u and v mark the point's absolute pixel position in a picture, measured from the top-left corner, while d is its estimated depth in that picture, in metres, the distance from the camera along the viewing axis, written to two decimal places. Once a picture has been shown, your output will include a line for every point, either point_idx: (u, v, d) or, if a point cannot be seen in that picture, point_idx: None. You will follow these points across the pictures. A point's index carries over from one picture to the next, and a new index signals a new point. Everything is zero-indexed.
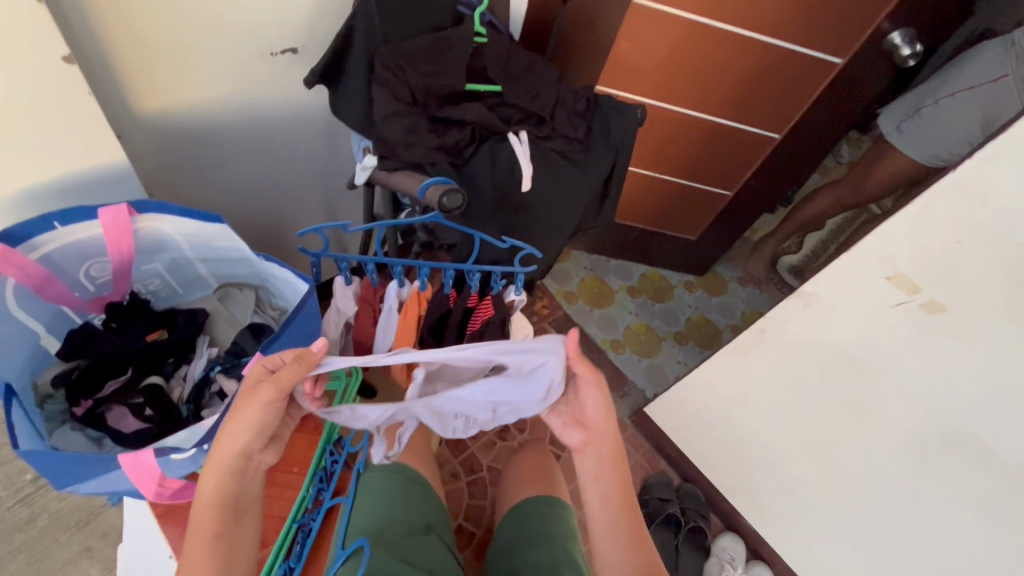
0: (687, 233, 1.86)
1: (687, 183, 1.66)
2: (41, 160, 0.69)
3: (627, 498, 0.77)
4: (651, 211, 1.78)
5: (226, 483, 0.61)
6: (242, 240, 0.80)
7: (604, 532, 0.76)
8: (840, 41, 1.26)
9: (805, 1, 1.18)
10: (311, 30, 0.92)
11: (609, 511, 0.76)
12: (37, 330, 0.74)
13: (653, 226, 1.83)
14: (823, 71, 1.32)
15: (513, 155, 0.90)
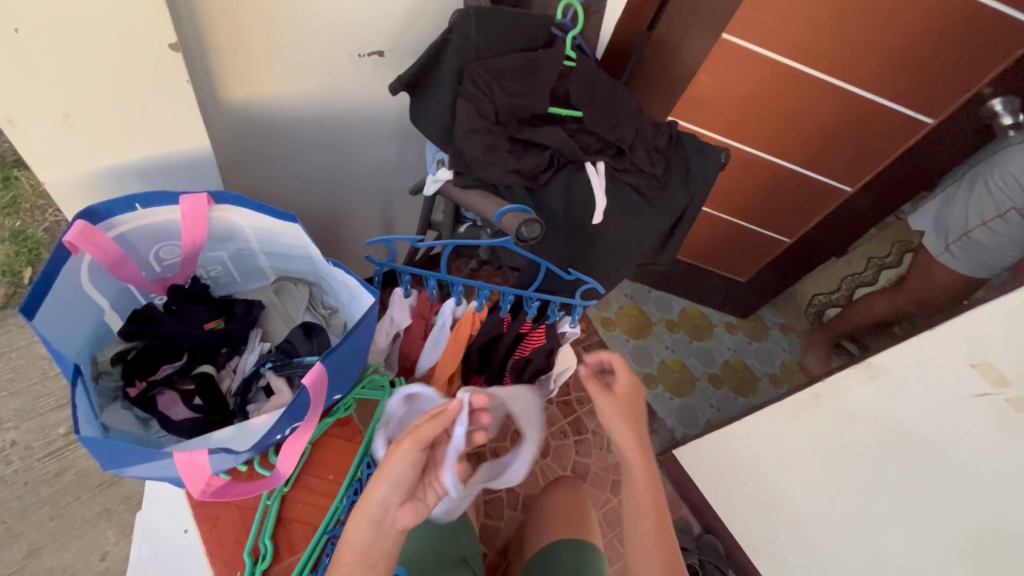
0: (736, 273, 1.81)
1: (745, 224, 1.61)
2: (131, 140, 0.70)
3: (665, 527, 0.70)
4: (703, 249, 1.73)
5: (370, 532, 0.61)
6: (311, 241, 0.80)
7: (639, 559, 0.68)
8: (935, 101, 1.21)
9: (904, 56, 1.14)
10: (401, 36, 0.92)
11: (643, 535, 0.70)
12: (104, 306, 0.74)
13: (702, 263, 1.78)
14: (909, 132, 1.27)
15: (589, 186, 0.87)
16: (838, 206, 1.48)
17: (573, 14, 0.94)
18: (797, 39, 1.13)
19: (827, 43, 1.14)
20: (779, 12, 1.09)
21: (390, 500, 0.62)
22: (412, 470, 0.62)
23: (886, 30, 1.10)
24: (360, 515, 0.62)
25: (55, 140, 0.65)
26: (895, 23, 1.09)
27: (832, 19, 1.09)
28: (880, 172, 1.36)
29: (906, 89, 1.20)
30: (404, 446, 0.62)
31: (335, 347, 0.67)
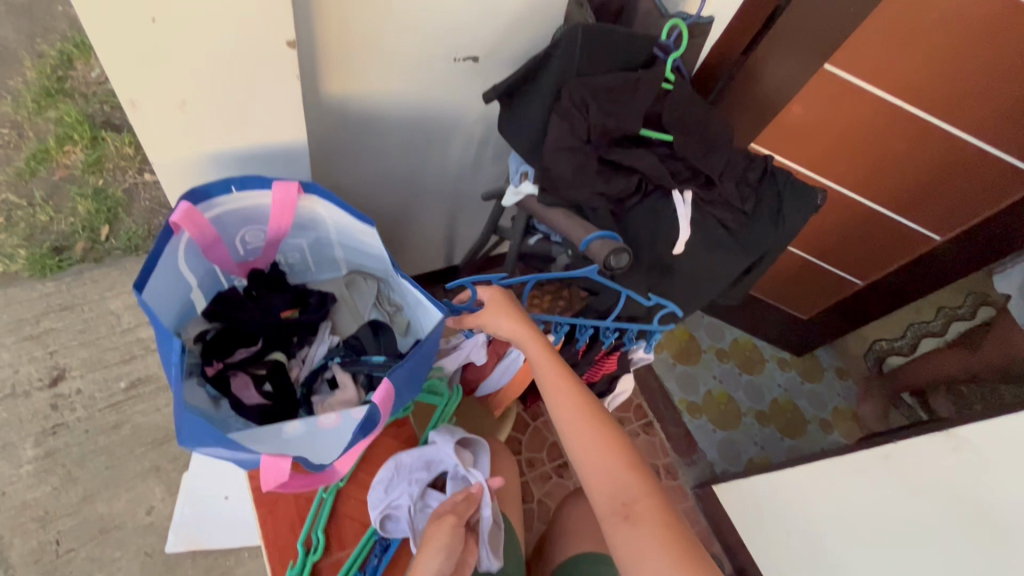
0: (798, 309, 1.74)
1: (816, 260, 1.54)
2: (236, 130, 0.71)
3: (600, 420, 0.75)
4: (766, 281, 1.66)
5: None
6: (390, 242, 0.80)
7: (587, 461, 0.73)
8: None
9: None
10: (498, 43, 0.91)
11: (586, 438, 0.74)
12: (192, 285, 0.77)
13: (763, 295, 1.72)
14: (1015, 186, 1.18)
15: (675, 216, 0.84)
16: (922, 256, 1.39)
17: (677, 36, 0.90)
18: (906, 76, 1.07)
19: (940, 84, 1.07)
20: (891, 46, 1.04)
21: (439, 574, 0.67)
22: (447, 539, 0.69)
23: (1010, 76, 1.02)
24: None
25: (168, 123, 0.67)
26: (1020, 68, 1.00)
27: (951, 61, 1.03)
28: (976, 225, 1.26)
29: (1019, 141, 1.11)
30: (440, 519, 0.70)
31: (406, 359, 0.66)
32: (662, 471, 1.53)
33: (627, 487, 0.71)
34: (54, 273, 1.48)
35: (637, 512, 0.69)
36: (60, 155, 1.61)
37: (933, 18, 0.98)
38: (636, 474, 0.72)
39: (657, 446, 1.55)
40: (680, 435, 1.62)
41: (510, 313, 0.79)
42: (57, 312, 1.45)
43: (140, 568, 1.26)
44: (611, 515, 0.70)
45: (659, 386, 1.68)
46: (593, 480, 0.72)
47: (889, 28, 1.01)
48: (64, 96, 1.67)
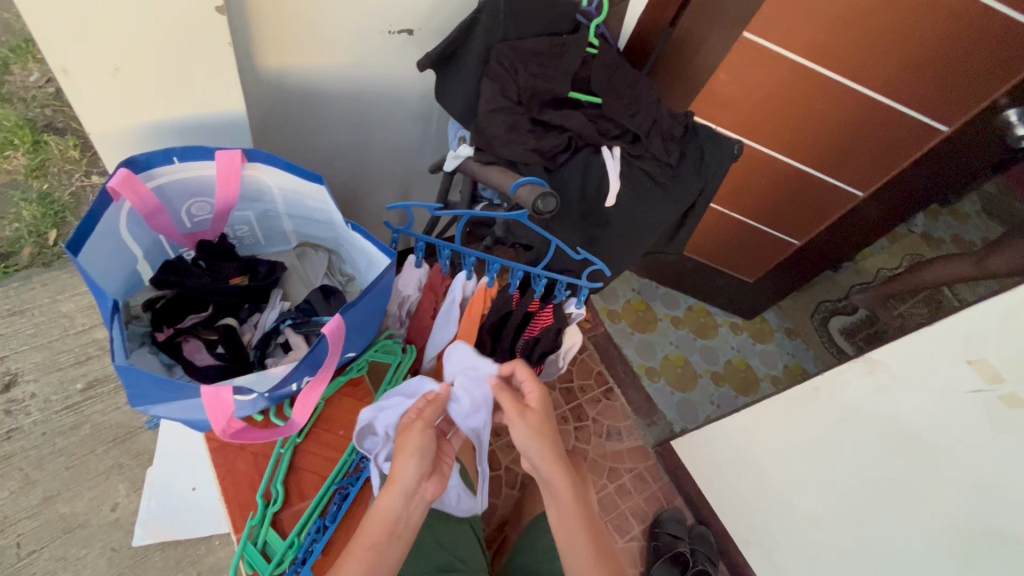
0: (745, 274, 1.83)
1: (756, 225, 1.63)
2: (171, 99, 0.73)
3: (597, 539, 0.76)
4: (712, 247, 1.75)
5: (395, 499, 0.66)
6: (334, 206, 0.83)
7: (567, 532, 0.76)
8: (950, 107, 1.21)
9: (923, 61, 1.14)
10: (431, 16, 0.95)
11: (570, 527, 0.76)
12: (137, 254, 0.78)
13: (710, 261, 1.81)
14: (921, 139, 1.28)
15: (605, 169, 0.90)
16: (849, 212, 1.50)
17: (598, 3, 0.97)
18: (817, 41, 1.15)
19: (848, 48, 1.15)
20: (803, 14, 1.11)
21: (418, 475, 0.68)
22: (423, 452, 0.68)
23: (905, 37, 1.11)
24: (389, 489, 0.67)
25: (103, 92, 0.69)
26: (914, 30, 1.09)
27: (855, 23, 1.11)
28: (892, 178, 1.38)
29: (920, 96, 1.21)
30: (425, 430, 0.70)
31: (352, 300, 0.71)
32: (623, 432, 1.59)
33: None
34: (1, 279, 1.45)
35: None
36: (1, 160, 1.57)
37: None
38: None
39: (618, 410, 1.61)
40: (641, 398, 1.69)
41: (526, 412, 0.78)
42: (5, 317, 1.42)
43: (107, 564, 1.25)
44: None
45: (618, 353, 1.75)
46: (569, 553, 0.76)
47: None
48: (2, 100, 1.62)
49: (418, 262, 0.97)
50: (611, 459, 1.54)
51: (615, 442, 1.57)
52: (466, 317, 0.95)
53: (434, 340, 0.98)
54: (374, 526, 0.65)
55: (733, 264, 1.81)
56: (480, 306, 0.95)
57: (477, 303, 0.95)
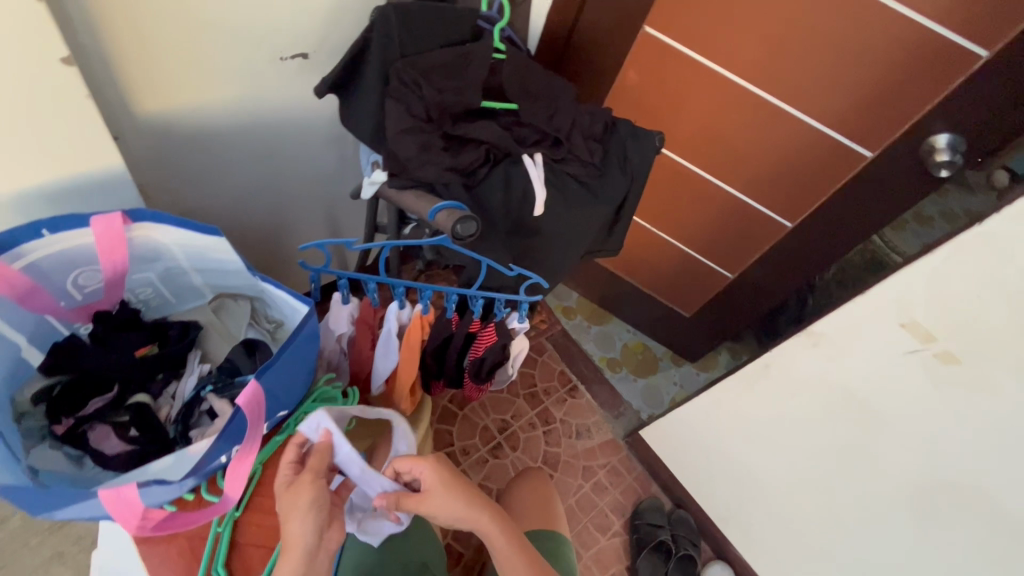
0: (681, 307, 1.66)
1: (686, 248, 1.50)
2: (28, 165, 0.65)
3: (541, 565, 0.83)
4: (648, 270, 1.62)
5: (295, 562, 0.64)
6: (237, 253, 0.76)
7: (502, 557, 0.82)
8: (872, 131, 1.05)
9: (824, 66, 1.01)
10: (325, 37, 0.89)
11: (508, 553, 0.82)
12: (18, 341, 0.70)
13: (649, 287, 1.67)
14: (844, 164, 1.12)
15: (527, 178, 0.87)
16: (786, 251, 1.31)
17: (500, 6, 0.93)
18: (712, 39, 1.08)
19: (751, 50, 1.06)
20: (702, 6, 1.05)
21: (316, 528, 0.66)
22: (315, 497, 0.66)
23: (813, 40, 0.99)
24: (288, 553, 0.64)
25: None
26: (819, 35, 0.98)
27: (749, 19, 1.02)
28: (825, 214, 1.19)
29: (836, 113, 1.06)
30: (309, 479, 0.67)
31: (269, 362, 0.65)
32: (592, 428, 1.59)
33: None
34: None
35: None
36: None
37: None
38: None
39: (583, 407, 1.62)
40: (604, 392, 1.67)
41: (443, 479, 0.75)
42: None
43: None
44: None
45: (578, 350, 1.73)
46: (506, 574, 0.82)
47: None
48: None
49: (345, 297, 0.84)
50: (583, 457, 1.54)
51: (586, 441, 1.57)
52: (406, 349, 0.91)
53: (377, 368, 0.94)
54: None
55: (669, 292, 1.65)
56: (420, 337, 0.90)
57: (416, 334, 0.89)
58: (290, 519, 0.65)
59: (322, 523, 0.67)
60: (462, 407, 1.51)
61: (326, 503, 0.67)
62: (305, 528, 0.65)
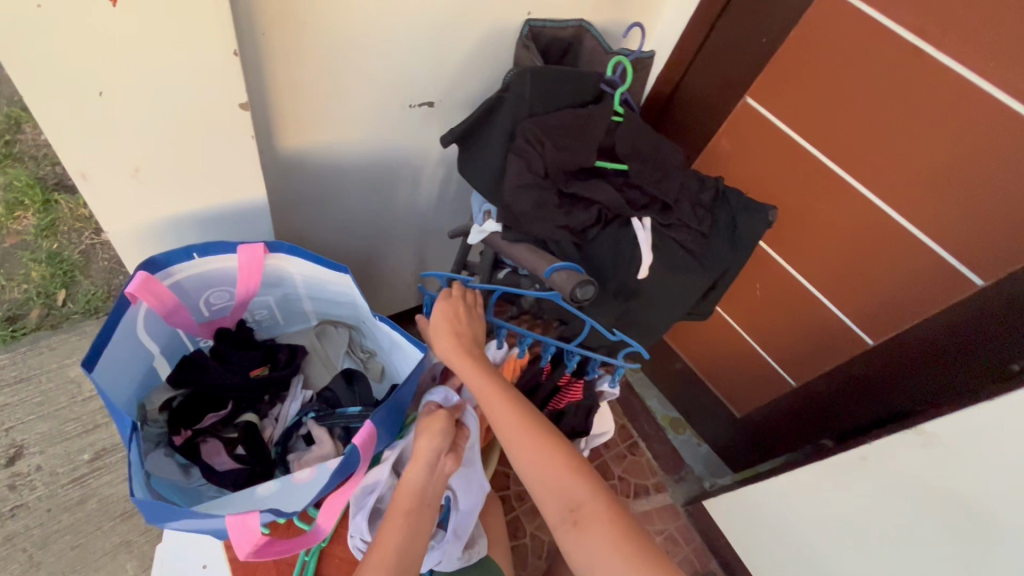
0: (734, 405, 1.49)
1: (751, 340, 1.38)
2: (189, 193, 0.70)
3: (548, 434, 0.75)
4: (706, 352, 1.52)
5: (416, 471, 0.74)
6: (358, 289, 0.78)
7: (535, 473, 0.73)
8: (993, 255, 0.90)
9: (928, 172, 0.93)
10: (452, 88, 0.94)
11: (543, 461, 0.73)
12: (153, 351, 0.75)
13: (700, 372, 1.56)
14: (950, 291, 0.97)
15: (636, 241, 0.86)
16: (863, 376, 1.13)
17: (622, 71, 0.95)
18: (813, 120, 1.05)
19: (858, 136, 0.99)
20: (813, 83, 1.02)
21: (439, 450, 0.76)
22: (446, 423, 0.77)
23: (928, 137, 0.91)
24: (415, 462, 0.75)
25: (122, 191, 0.66)
26: (937, 133, 0.89)
27: (858, 105, 0.97)
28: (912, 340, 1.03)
29: (946, 227, 0.94)
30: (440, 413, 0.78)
31: (383, 406, 0.68)
32: (651, 490, 1.54)
33: (571, 492, 0.71)
34: (8, 344, 1.37)
35: (585, 513, 0.71)
36: (10, 221, 1.53)
37: (839, 59, 0.97)
38: (576, 473, 0.72)
39: (644, 466, 1.57)
40: (666, 453, 1.61)
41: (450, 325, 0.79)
42: (10, 385, 1.33)
43: None
44: (561, 522, 0.71)
45: (641, 406, 1.68)
46: (541, 491, 0.72)
47: (800, 67, 1.03)
48: (13, 160, 1.60)
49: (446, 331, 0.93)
50: (640, 520, 1.48)
51: (644, 502, 1.51)
52: (434, 330, 0.80)
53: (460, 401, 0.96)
54: (407, 497, 0.73)
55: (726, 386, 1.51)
56: (450, 328, 0.79)
57: (440, 312, 0.80)
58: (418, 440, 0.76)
59: (443, 447, 0.76)
60: None
61: (447, 435, 0.76)
62: (424, 446, 0.74)
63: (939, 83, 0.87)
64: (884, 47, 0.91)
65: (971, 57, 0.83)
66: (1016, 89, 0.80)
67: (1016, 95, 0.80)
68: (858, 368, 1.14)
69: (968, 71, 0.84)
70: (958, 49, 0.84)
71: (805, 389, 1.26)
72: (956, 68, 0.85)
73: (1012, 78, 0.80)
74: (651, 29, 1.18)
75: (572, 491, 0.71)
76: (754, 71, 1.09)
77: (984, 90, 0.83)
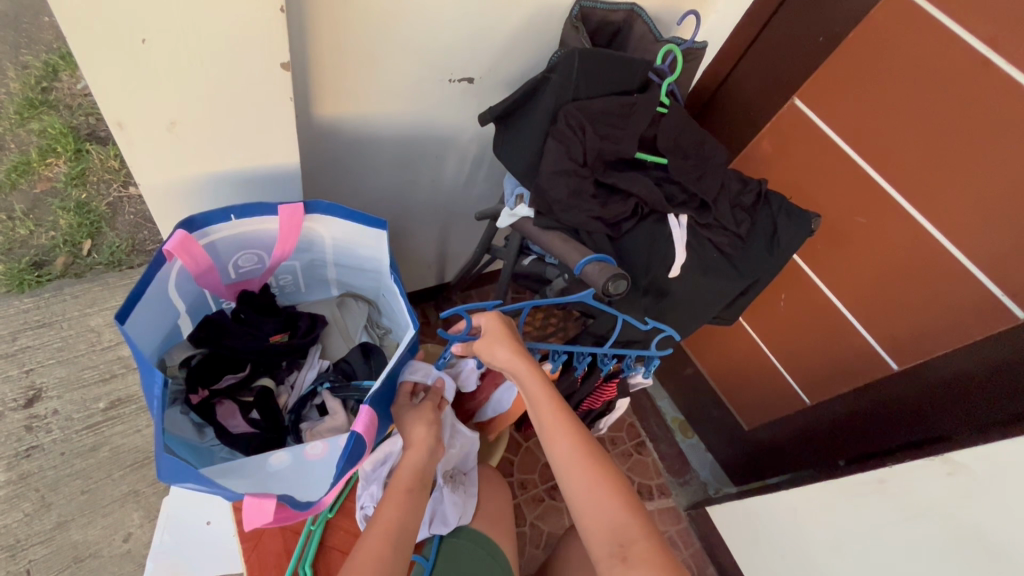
0: (743, 417, 1.46)
1: (768, 353, 1.34)
2: (223, 154, 0.69)
3: (600, 461, 0.70)
4: (721, 359, 1.48)
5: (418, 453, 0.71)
6: (389, 253, 0.78)
7: (586, 504, 0.68)
8: None
9: (988, 197, 0.87)
10: (495, 66, 0.92)
11: (598, 492, 0.68)
12: (180, 309, 0.74)
13: (712, 379, 1.53)
14: (985, 323, 0.92)
15: (671, 239, 0.84)
16: (880, 407, 1.09)
17: (672, 60, 0.91)
18: (866, 130, 1.00)
19: (910, 150, 0.95)
20: (870, 90, 0.97)
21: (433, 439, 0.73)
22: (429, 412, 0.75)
23: (987, 158, 0.86)
24: (415, 445, 0.71)
25: (158, 146, 0.65)
26: (997, 155, 0.85)
27: (916, 117, 0.93)
28: (935, 380, 0.99)
29: (989, 255, 0.90)
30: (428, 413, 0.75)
31: (379, 385, 0.67)
32: (654, 491, 1.52)
33: (621, 526, 0.66)
34: (33, 289, 1.39)
35: (634, 552, 0.65)
36: (42, 167, 1.54)
37: (901, 67, 0.92)
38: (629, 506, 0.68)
39: (649, 466, 1.55)
40: (673, 455, 1.59)
41: (508, 343, 0.75)
42: (33, 329, 1.35)
43: None
44: (608, 558, 0.65)
45: (652, 406, 1.66)
46: (591, 524, 0.68)
47: (859, 72, 0.98)
48: (49, 107, 1.61)
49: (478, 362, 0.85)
50: None
51: (646, 503, 1.50)
52: (484, 347, 0.76)
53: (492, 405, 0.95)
54: (407, 476, 0.69)
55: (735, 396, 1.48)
56: (499, 342, 0.75)
57: (492, 327, 0.76)
58: (411, 424, 0.73)
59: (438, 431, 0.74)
60: (527, 438, 1.49)
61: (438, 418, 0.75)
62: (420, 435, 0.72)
63: (1007, 101, 0.82)
64: (951, 58, 0.86)
65: None
66: None
67: None
68: (876, 394, 1.10)
69: None
70: None
71: (817, 410, 1.23)
72: None
73: None
74: (703, 19, 1.14)
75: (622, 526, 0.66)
76: (807, 71, 1.04)
77: None
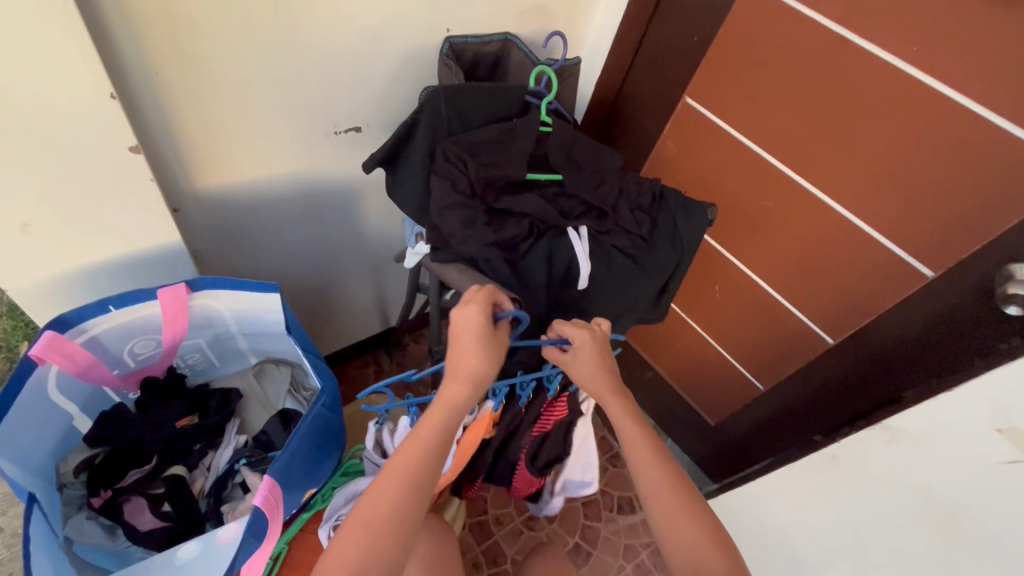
0: (705, 411, 1.45)
1: (714, 344, 1.34)
2: (91, 246, 0.67)
3: (685, 489, 0.71)
4: (671, 357, 1.48)
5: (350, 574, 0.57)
6: (289, 312, 0.76)
7: (667, 526, 0.69)
8: (937, 246, 0.87)
9: (872, 164, 0.90)
10: (378, 111, 0.92)
11: (670, 510, 0.69)
12: (71, 410, 0.71)
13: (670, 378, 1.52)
14: (899, 283, 0.94)
15: (572, 252, 0.84)
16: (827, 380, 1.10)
17: (548, 81, 0.93)
18: (752, 117, 1.03)
19: (795, 130, 0.98)
20: (745, 82, 1.01)
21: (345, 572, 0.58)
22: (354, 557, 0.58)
23: (863, 128, 0.89)
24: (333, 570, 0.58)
25: (15, 250, 0.63)
26: (868, 124, 0.88)
27: (792, 97, 0.96)
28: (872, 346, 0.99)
29: (886, 218, 0.92)
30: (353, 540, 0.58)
31: (283, 455, 0.64)
32: (635, 502, 1.49)
33: (705, 566, 0.66)
34: None
35: None
36: None
37: (768, 53, 0.96)
38: (711, 538, 0.68)
39: (626, 477, 1.52)
40: None
41: (602, 357, 0.74)
42: None
43: None
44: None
45: None
46: (671, 551, 0.68)
47: (732, 65, 1.01)
48: None
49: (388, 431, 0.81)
50: (625, 535, 1.44)
51: (629, 516, 1.47)
52: (574, 375, 0.74)
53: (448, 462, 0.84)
54: None
55: (693, 391, 1.47)
56: (588, 356, 0.73)
57: (588, 350, 0.73)
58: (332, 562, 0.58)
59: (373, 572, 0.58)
60: None
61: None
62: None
63: (867, 71, 0.85)
64: (809, 40, 0.90)
65: (894, 44, 0.81)
66: (938, 70, 0.78)
67: (950, 81, 0.78)
68: (823, 370, 1.10)
69: (896, 59, 0.82)
70: (880, 37, 0.82)
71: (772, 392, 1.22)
72: (884, 57, 0.83)
73: (934, 63, 0.78)
74: (586, 36, 1.17)
75: (705, 564, 0.66)
76: (690, 70, 1.08)
77: (907, 75, 0.81)
